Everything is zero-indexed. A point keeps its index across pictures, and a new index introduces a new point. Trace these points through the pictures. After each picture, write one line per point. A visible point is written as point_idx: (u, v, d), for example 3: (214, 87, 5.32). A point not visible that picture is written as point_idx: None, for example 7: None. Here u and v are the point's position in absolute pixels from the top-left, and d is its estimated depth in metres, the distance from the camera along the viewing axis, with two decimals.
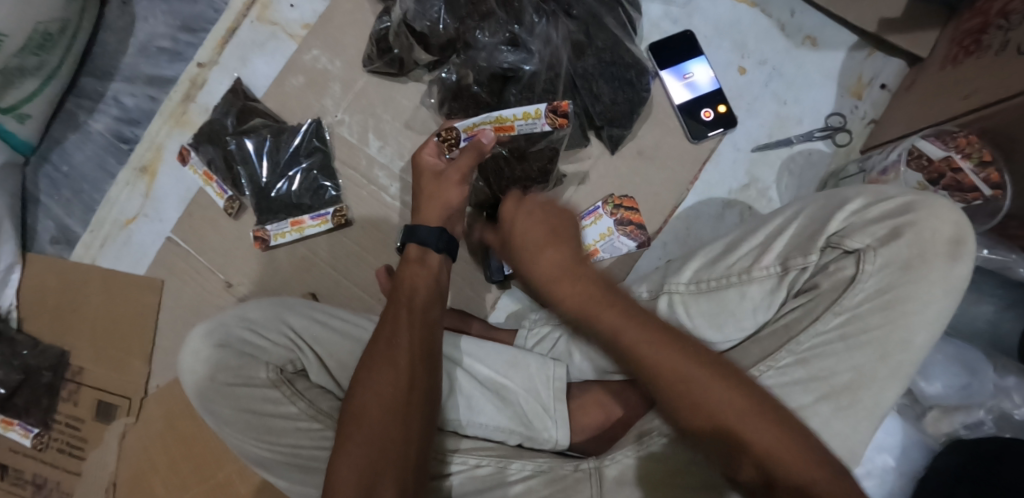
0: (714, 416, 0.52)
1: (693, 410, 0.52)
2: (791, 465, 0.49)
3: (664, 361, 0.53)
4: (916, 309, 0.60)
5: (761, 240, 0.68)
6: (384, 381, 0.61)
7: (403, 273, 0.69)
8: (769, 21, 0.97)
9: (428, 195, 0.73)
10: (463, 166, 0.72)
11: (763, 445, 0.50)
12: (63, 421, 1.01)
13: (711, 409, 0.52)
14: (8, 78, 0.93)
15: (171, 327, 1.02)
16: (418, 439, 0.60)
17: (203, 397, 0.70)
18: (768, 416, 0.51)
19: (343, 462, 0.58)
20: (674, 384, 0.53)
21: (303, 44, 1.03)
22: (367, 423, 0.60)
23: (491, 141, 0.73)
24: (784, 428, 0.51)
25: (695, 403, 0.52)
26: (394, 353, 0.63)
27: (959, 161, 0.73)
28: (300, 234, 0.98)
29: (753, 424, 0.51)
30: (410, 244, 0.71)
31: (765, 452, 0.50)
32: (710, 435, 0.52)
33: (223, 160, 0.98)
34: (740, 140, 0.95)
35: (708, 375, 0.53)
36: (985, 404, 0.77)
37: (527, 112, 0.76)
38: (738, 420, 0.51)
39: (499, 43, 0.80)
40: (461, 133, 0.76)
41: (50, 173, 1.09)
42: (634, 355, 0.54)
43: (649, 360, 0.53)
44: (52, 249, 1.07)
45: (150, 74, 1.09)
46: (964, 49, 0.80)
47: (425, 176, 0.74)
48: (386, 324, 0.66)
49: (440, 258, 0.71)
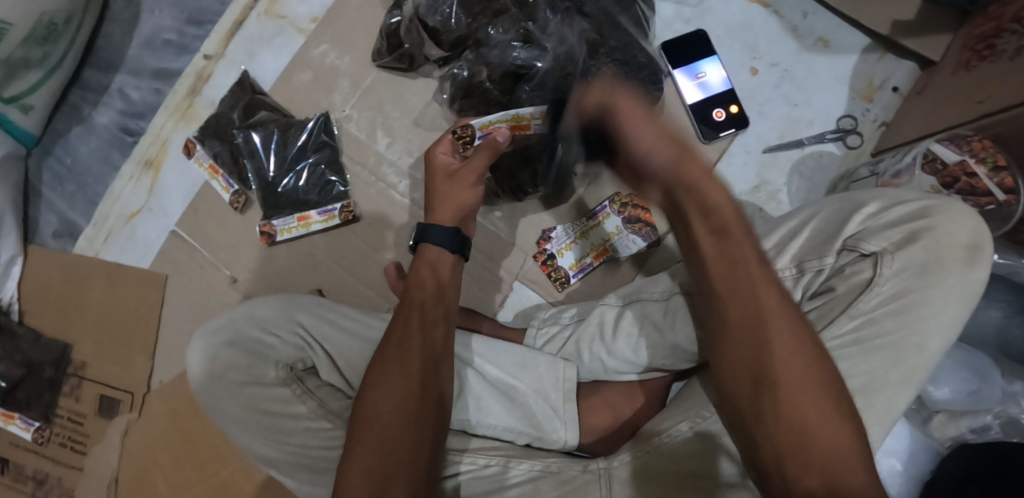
0: (787, 374, 0.53)
1: (772, 359, 0.54)
2: (836, 442, 0.51)
3: (763, 303, 0.55)
4: (932, 314, 0.60)
5: (774, 242, 0.68)
6: (396, 384, 0.61)
7: (412, 276, 0.69)
8: (781, 23, 0.96)
9: (442, 196, 0.73)
10: (477, 165, 0.72)
11: (822, 415, 0.52)
12: (64, 416, 1.00)
13: (791, 366, 0.53)
14: (12, 69, 0.92)
15: (175, 322, 1.01)
16: (430, 443, 0.60)
17: (210, 396, 0.69)
18: (835, 392, 0.53)
19: (354, 467, 0.57)
20: (764, 330, 0.55)
21: (312, 38, 1.02)
22: (380, 426, 0.59)
23: (507, 138, 0.71)
24: (843, 409, 0.53)
25: (775, 354, 0.54)
26: (408, 357, 0.62)
27: (974, 166, 0.73)
28: (307, 230, 0.97)
29: (822, 394, 0.53)
30: (424, 243, 0.70)
31: (827, 416, 0.52)
32: (783, 382, 0.53)
33: (229, 154, 0.99)
34: (751, 142, 0.95)
35: (796, 333, 0.54)
36: (992, 409, 0.78)
37: (541, 111, 0.76)
38: (798, 382, 0.53)
39: (511, 40, 0.80)
40: (476, 131, 0.74)
41: (53, 166, 1.08)
42: (741, 288, 0.56)
43: (751, 297, 0.56)
44: (55, 242, 1.06)
45: (155, 67, 1.08)
46: (978, 54, 0.80)
47: (440, 176, 0.75)
48: (397, 325, 0.65)
49: (452, 259, 0.70)
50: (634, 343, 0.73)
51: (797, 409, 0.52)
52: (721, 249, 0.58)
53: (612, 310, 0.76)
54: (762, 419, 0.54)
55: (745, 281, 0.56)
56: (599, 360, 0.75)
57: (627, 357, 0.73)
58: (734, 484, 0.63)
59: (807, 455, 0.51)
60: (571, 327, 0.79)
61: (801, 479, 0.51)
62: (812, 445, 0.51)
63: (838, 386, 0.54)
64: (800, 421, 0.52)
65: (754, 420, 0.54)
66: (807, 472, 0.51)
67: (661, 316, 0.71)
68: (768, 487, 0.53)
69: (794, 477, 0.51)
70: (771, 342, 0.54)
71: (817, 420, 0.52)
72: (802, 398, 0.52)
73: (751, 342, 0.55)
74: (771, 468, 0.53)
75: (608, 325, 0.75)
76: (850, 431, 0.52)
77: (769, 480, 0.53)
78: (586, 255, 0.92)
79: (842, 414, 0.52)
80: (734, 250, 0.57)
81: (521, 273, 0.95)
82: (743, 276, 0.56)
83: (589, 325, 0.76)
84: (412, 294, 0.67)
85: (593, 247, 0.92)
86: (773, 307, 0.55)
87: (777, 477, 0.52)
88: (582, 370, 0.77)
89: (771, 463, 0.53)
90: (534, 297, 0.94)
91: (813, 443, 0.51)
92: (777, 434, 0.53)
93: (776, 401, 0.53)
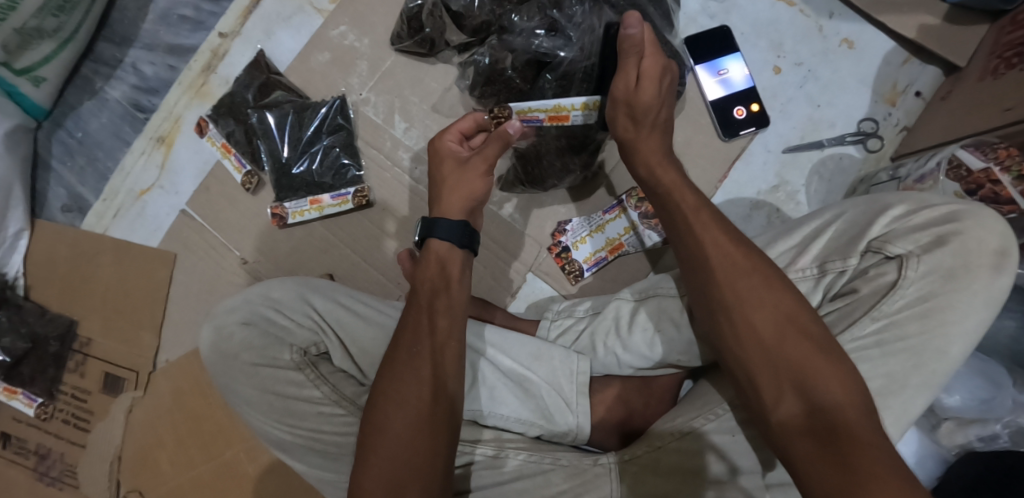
0: (739, 302, 0.59)
1: (722, 291, 0.60)
2: (799, 357, 0.55)
3: (706, 242, 0.62)
4: (955, 318, 0.60)
5: (796, 241, 0.68)
6: (409, 392, 0.60)
7: (421, 274, 0.67)
8: (807, 22, 0.95)
9: (451, 184, 0.71)
10: (488, 154, 0.70)
11: (779, 335, 0.57)
12: (69, 392, 0.99)
13: (740, 293, 0.59)
14: (25, 39, 0.92)
15: (183, 302, 1.01)
16: (445, 450, 0.59)
17: (225, 376, 0.70)
18: (789, 309, 0.58)
19: (369, 474, 0.57)
20: (710, 265, 0.61)
21: (330, 19, 1.01)
22: (391, 432, 0.58)
23: (518, 130, 0.69)
24: (802, 324, 0.57)
25: (723, 287, 0.60)
26: (417, 361, 0.61)
27: (998, 173, 0.71)
28: (320, 213, 0.96)
29: (777, 315, 0.57)
30: (430, 239, 0.68)
31: (774, 329, 0.57)
32: (724, 308, 0.60)
33: (244, 133, 0.98)
34: (771, 141, 0.94)
35: (741, 263, 0.60)
36: (1002, 418, 0.75)
37: (585, 103, 0.76)
38: (741, 301, 0.59)
39: (536, 28, 0.79)
40: (514, 114, 0.76)
41: (63, 139, 1.07)
42: (684, 232, 0.64)
43: (695, 240, 0.63)
44: (64, 217, 1.05)
45: (170, 44, 1.06)
46: (1006, 62, 0.79)
47: (447, 163, 0.72)
48: (406, 329, 0.64)
49: (460, 254, 0.68)
50: (649, 337, 0.72)
51: (753, 334, 0.58)
52: (666, 207, 0.67)
53: (627, 305, 0.75)
54: (731, 349, 0.59)
55: (687, 227, 0.64)
56: (610, 354, 0.74)
57: (642, 352, 0.72)
58: (723, 481, 0.63)
59: (776, 374, 0.56)
60: (585, 320, 0.78)
61: (778, 399, 0.56)
62: (778, 366, 0.56)
63: (795, 304, 0.58)
64: (751, 342, 0.58)
65: (724, 344, 0.60)
66: (781, 391, 0.56)
67: (678, 311, 0.70)
68: (754, 416, 0.58)
69: (772, 400, 0.56)
70: (716, 276, 0.60)
71: (777, 340, 0.57)
72: (756, 323, 0.58)
73: (701, 279, 0.62)
74: (751, 395, 0.58)
75: (623, 319, 0.74)
76: (813, 343, 0.56)
77: (754, 409, 0.58)
78: (601, 249, 0.92)
79: (800, 330, 0.57)
80: (673, 203, 0.67)
81: (535, 264, 0.94)
82: (684, 224, 0.64)
83: (604, 318, 0.76)
84: (418, 295, 0.66)
85: (608, 242, 0.92)
86: (716, 242, 0.62)
87: (758, 403, 0.57)
88: (595, 364, 0.76)
89: (750, 391, 0.58)
90: (547, 289, 0.94)
91: (779, 363, 0.56)
92: (745, 361, 0.58)
93: (735, 331, 0.59)
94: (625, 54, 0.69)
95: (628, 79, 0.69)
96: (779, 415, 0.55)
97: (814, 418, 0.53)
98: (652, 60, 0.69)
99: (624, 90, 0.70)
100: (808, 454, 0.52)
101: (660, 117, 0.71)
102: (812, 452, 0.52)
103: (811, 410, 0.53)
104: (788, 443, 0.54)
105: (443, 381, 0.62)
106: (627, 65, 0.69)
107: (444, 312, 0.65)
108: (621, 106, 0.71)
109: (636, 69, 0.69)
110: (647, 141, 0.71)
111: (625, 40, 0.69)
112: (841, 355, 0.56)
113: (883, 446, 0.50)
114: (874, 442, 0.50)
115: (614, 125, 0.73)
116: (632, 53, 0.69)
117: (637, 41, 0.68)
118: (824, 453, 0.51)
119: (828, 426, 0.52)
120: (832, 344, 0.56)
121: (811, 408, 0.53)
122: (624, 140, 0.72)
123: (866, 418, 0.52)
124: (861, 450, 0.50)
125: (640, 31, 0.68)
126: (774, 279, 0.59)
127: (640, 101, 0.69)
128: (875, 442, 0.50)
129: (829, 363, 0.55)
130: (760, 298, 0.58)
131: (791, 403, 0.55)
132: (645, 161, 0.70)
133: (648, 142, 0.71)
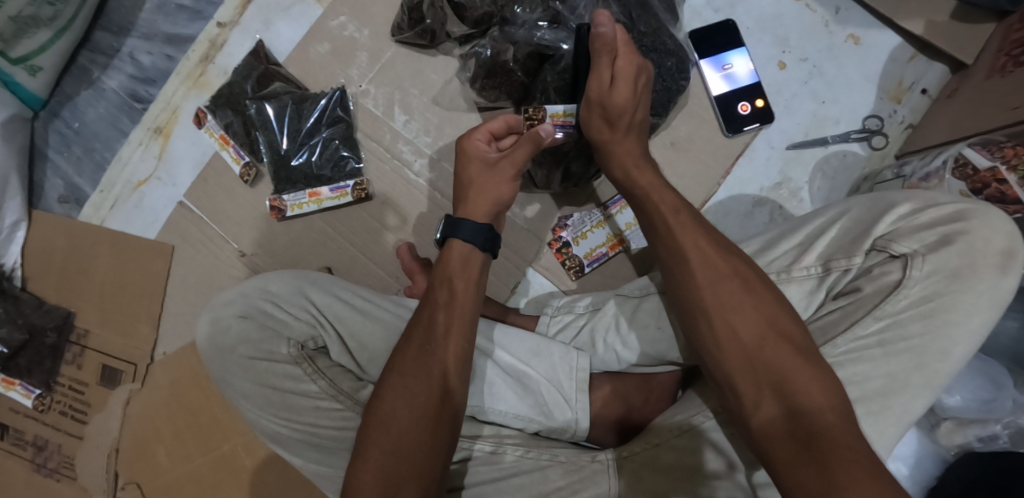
0: (719, 306, 0.58)
1: (702, 295, 0.59)
2: (780, 362, 0.55)
3: (687, 245, 0.62)
4: (960, 318, 0.59)
5: (800, 240, 0.66)
6: (418, 391, 0.59)
7: (439, 273, 0.66)
8: (813, 17, 0.94)
9: (478, 186, 0.70)
10: (517, 158, 0.70)
11: (760, 339, 0.57)
12: (66, 384, 0.99)
13: (720, 297, 0.59)
14: (21, 27, 0.91)
15: (181, 294, 1.00)
16: (445, 450, 0.59)
17: (221, 369, 0.70)
18: (769, 313, 0.57)
19: (365, 469, 0.57)
20: (690, 269, 0.61)
21: (330, 9, 1.00)
22: (395, 429, 0.58)
23: (550, 134, 0.69)
24: (782, 328, 0.57)
25: (703, 290, 0.59)
26: (427, 360, 0.61)
27: (1004, 173, 0.69)
28: (318, 206, 0.95)
29: (756, 319, 0.57)
30: (452, 239, 0.67)
31: (752, 332, 0.57)
32: (703, 311, 0.59)
33: (242, 125, 0.97)
34: (775, 138, 0.93)
35: (721, 266, 0.60)
36: (1002, 419, 0.73)
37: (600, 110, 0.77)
38: (718, 305, 0.59)
39: (538, 20, 0.79)
40: (548, 117, 0.75)
41: (61, 129, 1.06)
42: (664, 235, 0.63)
43: (676, 244, 0.62)
44: (61, 208, 1.04)
45: (168, 33, 1.05)
46: (1013, 60, 0.78)
47: (475, 164, 0.71)
48: (419, 326, 0.63)
49: (484, 257, 0.68)
50: (654, 336, 0.71)
51: (732, 338, 0.58)
52: (648, 214, 0.66)
53: (631, 302, 0.74)
54: (712, 355, 0.59)
55: (667, 230, 0.63)
56: (612, 351, 0.74)
57: (642, 349, 0.72)
58: (720, 476, 0.63)
59: (757, 379, 0.56)
60: (585, 317, 0.77)
61: (758, 403, 0.55)
62: (758, 370, 0.56)
63: (776, 308, 0.58)
64: (730, 345, 0.58)
65: (706, 351, 0.60)
66: (761, 395, 0.55)
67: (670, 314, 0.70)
68: (735, 420, 0.58)
69: (752, 404, 0.56)
70: (696, 281, 0.60)
71: (756, 344, 0.57)
72: (737, 327, 0.57)
73: (681, 282, 0.61)
74: (731, 400, 0.58)
75: (623, 317, 0.73)
76: (794, 347, 0.56)
77: (734, 413, 0.58)
78: (601, 245, 0.91)
79: (780, 332, 0.57)
80: (652, 204, 0.66)
81: (534, 260, 0.94)
82: (665, 228, 0.64)
83: (604, 315, 0.75)
84: (434, 293, 0.65)
85: (610, 238, 0.91)
86: (697, 244, 0.61)
87: (737, 406, 0.57)
88: (595, 360, 0.75)
89: (730, 395, 0.58)
90: (548, 285, 0.93)
91: (758, 367, 0.56)
92: (725, 366, 0.58)
93: (715, 335, 0.59)
94: (597, 53, 0.68)
95: (601, 79, 0.68)
96: (759, 419, 0.55)
97: (794, 422, 0.53)
98: (625, 61, 0.68)
99: (598, 91, 0.69)
100: (787, 456, 0.52)
101: (635, 119, 0.70)
102: (791, 456, 0.51)
103: (792, 414, 0.53)
104: (768, 446, 0.54)
105: (448, 380, 0.61)
106: (601, 65, 0.68)
107: (445, 309, 0.64)
108: (596, 108, 0.70)
109: (609, 70, 0.68)
110: (623, 144, 0.70)
111: (597, 39, 0.67)
112: (820, 359, 0.56)
113: (862, 449, 0.50)
114: (853, 444, 0.50)
115: (589, 129, 0.72)
116: (604, 53, 0.68)
117: (608, 40, 0.67)
118: (803, 454, 0.51)
119: (808, 430, 0.52)
120: (812, 348, 0.56)
121: (790, 412, 0.53)
122: (600, 142, 0.71)
123: (846, 421, 0.52)
124: (841, 453, 0.50)
125: (612, 30, 0.66)
126: (752, 281, 0.59)
127: (614, 102, 0.68)
128: (854, 445, 0.50)
129: (808, 367, 0.55)
130: (737, 302, 0.58)
131: (771, 407, 0.55)
132: (621, 163, 0.70)
133: (622, 145, 0.70)
